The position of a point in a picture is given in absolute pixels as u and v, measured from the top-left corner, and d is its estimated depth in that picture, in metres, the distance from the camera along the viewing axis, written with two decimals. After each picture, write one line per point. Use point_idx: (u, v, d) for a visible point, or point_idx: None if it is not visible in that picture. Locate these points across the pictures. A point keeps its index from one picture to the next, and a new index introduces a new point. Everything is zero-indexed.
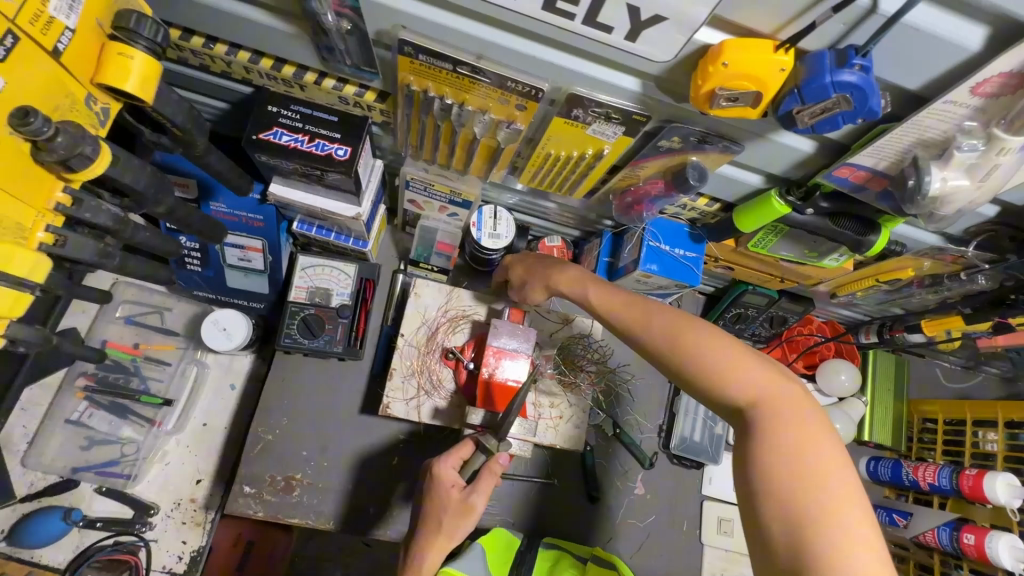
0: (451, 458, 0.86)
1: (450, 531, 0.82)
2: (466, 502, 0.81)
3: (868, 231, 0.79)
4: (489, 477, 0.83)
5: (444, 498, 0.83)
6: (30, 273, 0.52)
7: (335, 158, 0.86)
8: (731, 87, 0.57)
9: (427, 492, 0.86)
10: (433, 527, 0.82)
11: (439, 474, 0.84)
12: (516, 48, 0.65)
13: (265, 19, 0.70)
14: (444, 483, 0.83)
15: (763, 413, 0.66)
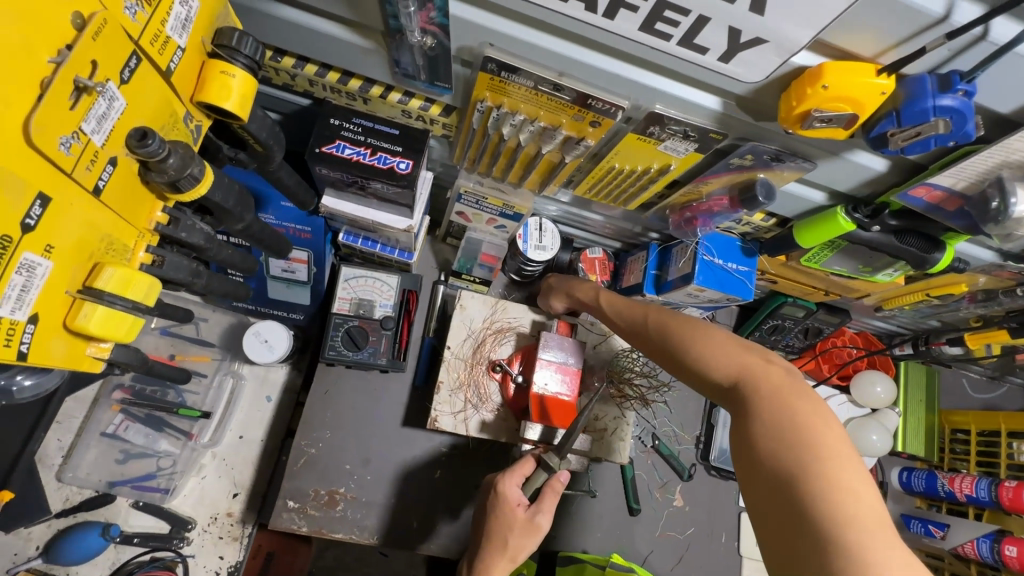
0: (513, 476, 0.84)
1: (516, 549, 0.80)
2: (529, 519, 0.80)
3: (933, 249, 0.80)
4: (552, 495, 0.83)
5: (508, 518, 0.81)
6: (146, 296, 0.51)
7: (397, 171, 0.85)
8: (826, 109, 0.58)
9: (489, 510, 0.84)
10: (499, 545, 0.80)
11: (503, 492, 0.82)
12: (601, 66, 0.65)
13: (344, 34, 0.69)
14: (508, 502, 0.82)
15: (778, 407, 0.68)
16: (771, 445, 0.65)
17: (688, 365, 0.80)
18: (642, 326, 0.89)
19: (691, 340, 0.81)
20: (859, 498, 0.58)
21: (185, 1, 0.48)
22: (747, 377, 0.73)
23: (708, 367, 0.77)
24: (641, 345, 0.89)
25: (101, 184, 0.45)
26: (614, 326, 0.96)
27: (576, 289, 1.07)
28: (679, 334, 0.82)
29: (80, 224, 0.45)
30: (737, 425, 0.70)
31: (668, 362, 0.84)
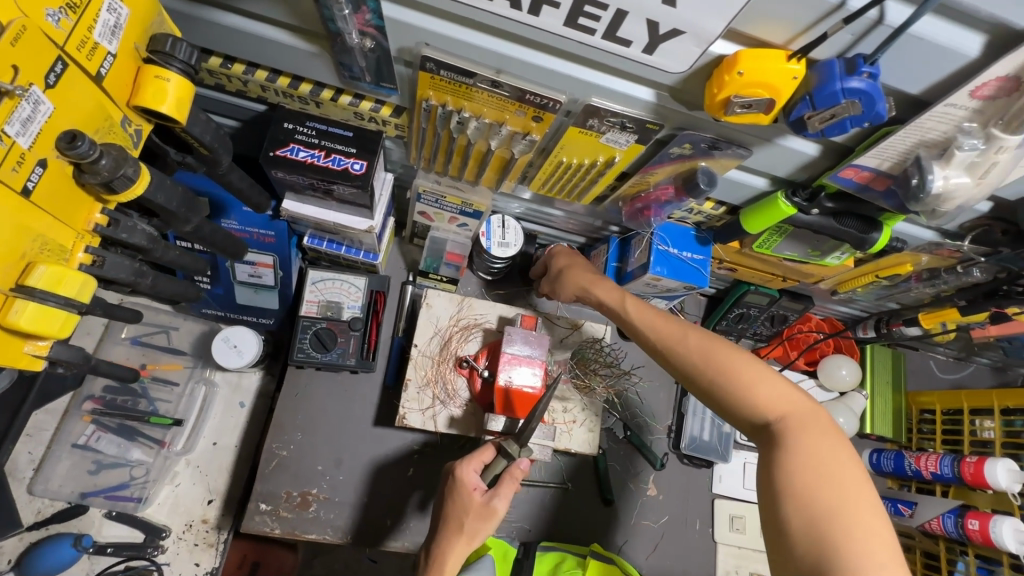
0: (473, 462, 0.86)
1: (472, 533, 0.82)
2: (488, 505, 0.81)
3: (871, 229, 0.83)
4: (511, 481, 0.84)
5: (465, 502, 0.83)
6: (81, 291, 0.53)
7: (351, 172, 0.87)
8: (745, 95, 0.60)
9: (447, 494, 0.85)
10: (455, 527, 0.82)
11: (461, 476, 0.84)
12: (535, 62, 0.68)
13: (286, 39, 0.71)
14: (466, 486, 0.83)
15: (814, 446, 0.73)
16: (813, 483, 0.70)
17: (728, 391, 0.81)
18: (677, 344, 0.87)
19: (734, 368, 0.82)
20: (881, 540, 0.66)
21: (114, 9, 0.50)
22: (787, 415, 0.77)
23: (750, 396, 0.80)
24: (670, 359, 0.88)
25: (31, 186, 0.47)
26: (637, 335, 0.93)
27: (591, 285, 1.01)
28: (722, 361, 0.83)
29: (11, 224, 0.47)
30: (777, 458, 0.74)
31: (702, 383, 0.84)
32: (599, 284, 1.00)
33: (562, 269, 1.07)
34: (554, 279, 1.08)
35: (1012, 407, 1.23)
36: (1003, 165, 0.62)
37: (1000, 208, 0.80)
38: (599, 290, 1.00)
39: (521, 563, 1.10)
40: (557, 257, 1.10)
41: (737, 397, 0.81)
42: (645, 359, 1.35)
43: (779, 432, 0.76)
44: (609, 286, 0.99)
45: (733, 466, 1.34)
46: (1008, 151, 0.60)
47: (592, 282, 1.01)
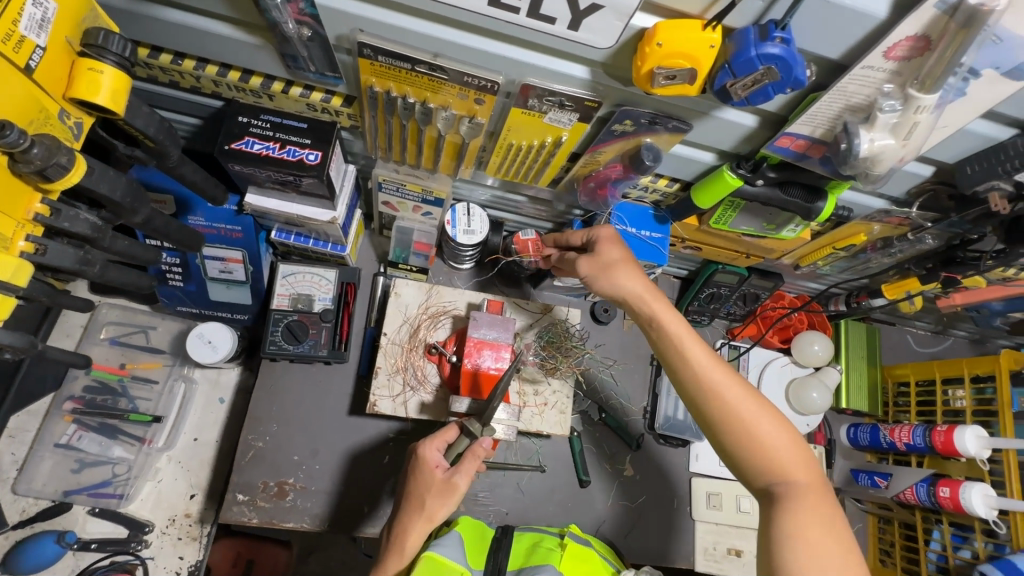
0: (436, 441, 0.88)
1: (433, 511, 0.85)
2: (449, 482, 0.84)
3: (816, 199, 0.84)
4: (473, 460, 0.86)
5: (427, 479, 0.85)
6: (13, 275, 0.56)
7: (307, 163, 0.89)
8: (667, 65, 0.62)
9: (411, 473, 0.88)
10: (416, 505, 0.85)
11: (423, 455, 0.87)
12: (467, 43, 0.70)
13: (228, 32, 0.73)
14: (427, 465, 0.86)
15: (823, 514, 0.70)
16: (825, 563, 0.66)
17: (750, 446, 0.75)
18: (719, 386, 0.78)
19: (764, 427, 0.75)
20: None
21: (39, 3, 0.52)
22: (800, 478, 0.73)
23: (773, 459, 0.74)
24: (704, 398, 0.78)
25: None
26: (672, 363, 0.82)
27: (635, 292, 0.87)
28: (756, 417, 0.76)
29: None
30: (787, 527, 0.69)
31: (724, 431, 0.77)
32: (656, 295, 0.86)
33: (612, 262, 0.90)
34: (597, 266, 0.91)
35: (982, 375, 1.23)
36: (924, 125, 0.63)
37: (942, 172, 0.81)
38: (646, 303, 0.86)
39: (498, 541, 1.00)
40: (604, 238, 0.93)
41: (757, 456, 0.75)
42: (614, 343, 1.37)
43: (791, 492, 0.72)
44: (661, 303, 0.85)
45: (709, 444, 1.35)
46: (926, 111, 0.61)
47: (646, 292, 0.86)
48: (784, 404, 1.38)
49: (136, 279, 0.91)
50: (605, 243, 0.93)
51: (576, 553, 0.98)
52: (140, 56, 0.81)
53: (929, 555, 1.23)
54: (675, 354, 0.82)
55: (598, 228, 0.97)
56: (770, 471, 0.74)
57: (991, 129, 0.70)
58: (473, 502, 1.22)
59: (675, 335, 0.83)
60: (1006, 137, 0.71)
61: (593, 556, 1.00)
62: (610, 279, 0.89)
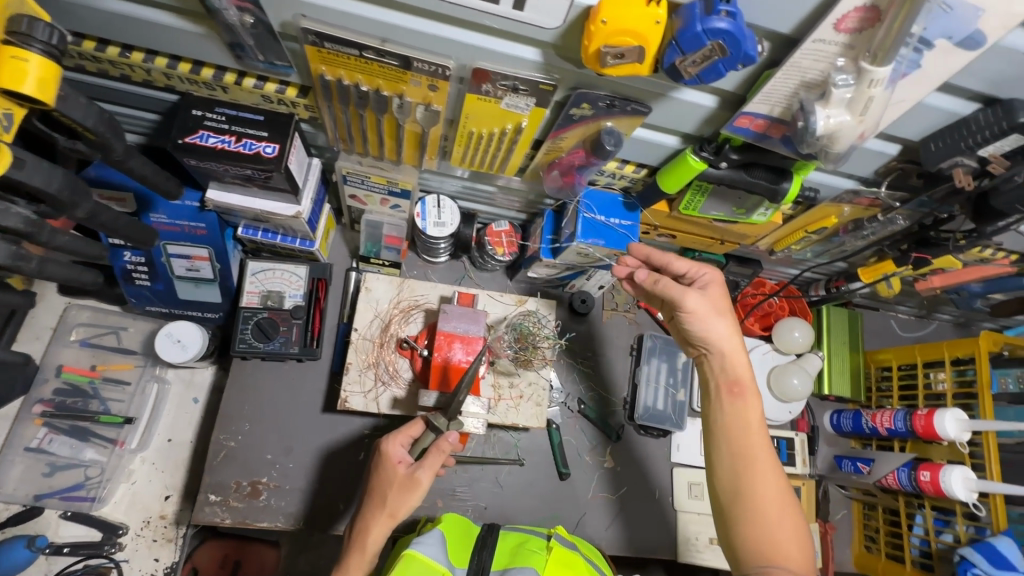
0: (400, 437, 0.89)
1: (396, 507, 0.85)
2: (411, 477, 0.85)
3: (782, 179, 0.82)
4: (436, 455, 0.86)
5: (390, 474, 0.86)
6: None
7: (264, 156, 0.87)
8: (614, 44, 0.60)
9: (375, 468, 0.89)
10: (378, 502, 0.86)
11: (386, 451, 0.88)
12: (414, 27, 0.68)
13: (171, 21, 0.71)
14: (390, 460, 0.87)
15: None
16: None
17: (757, 521, 0.80)
18: (762, 464, 0.83)
19: (780, 513, 0.80)
20: None
21: None
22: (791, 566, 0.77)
23: (772, 541, 0.79)
24: (742, 465, 0.84)
25: None
26: (724, 426, 0.86)
27: (729, 343, 0.88)
28: (770, 500, 0.81)
29: None
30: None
31: (738, 499, 0.82)
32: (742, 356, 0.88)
33: (722, 310, 0.89)
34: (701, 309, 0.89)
35: (962, 357, 1.22)
36: (878, 99, 0.61)
37: (908, 150, 0.79)
38: (735, 362, 0.88)
39: (483, 540, 0.96)
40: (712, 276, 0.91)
41: (758, 532, 0.80)
42: (593, 334, 1.36)
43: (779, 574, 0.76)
44: (745, 369, 0.88)
45: (690, 434, 1.34)
46: (880, 84, 0.59)
47: (737, 350, 0.88)
48: (765, 392, 1.37)
49: (74, 275, 0.90)
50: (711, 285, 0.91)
51: (562, 558, 0.95)
52: (86, 49, 0.79)
53: (913, 539, 1.22)
54: (732, 420, 0.86)
55: (706, 265, 0.93)
56: (765, 549, 0.79)
57: (952, 104, 0.69)
58: (450, 498, 1.19)
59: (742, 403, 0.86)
60: (969, 112, 0.70)
61: (580, 563, 0.96)
62: (707, 326, 0.88)
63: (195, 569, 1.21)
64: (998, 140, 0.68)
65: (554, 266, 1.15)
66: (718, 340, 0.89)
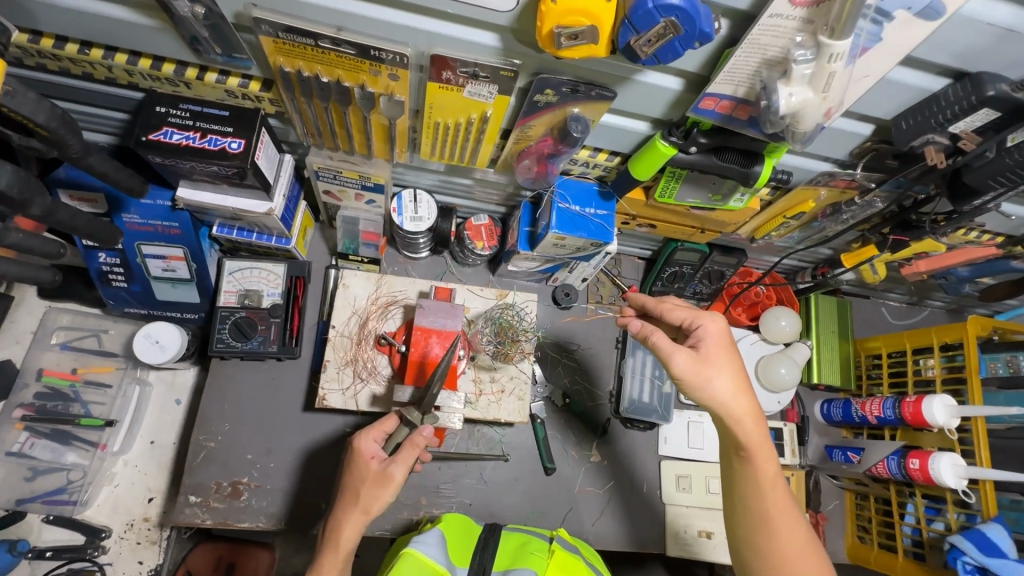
0: (373, 432, 0.89)
1: (369, 503, 0.84)
2: (384, 473, 0.84)
3: (752, 163, 0.81)
4: (411, 449, 0.85)
5: (363, 469, 0.86)
6: None
7: (229, 152, 0.86)
8: (567, 24, 0.58)
9: (348, 465, 0.88)
10: (351, 498, 0.85)
11: (358, 447, 0.87)
12: (368, 14, 0.67)
13: (124, 15, 0.71)
14: (363, 456, 0.86)
15: None
16: None
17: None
18: (781, 528, 0.80)
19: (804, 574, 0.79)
20: None
21: None
22: None
23: None
24: (762, 530, 0.81)
25: None
26: (740, 489, 0.83)
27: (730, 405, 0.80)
28: (795, 553, 0.79)
29: None
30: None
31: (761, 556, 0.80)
32: (747, 412, 0.81)
33: (719, 370, 0.80)
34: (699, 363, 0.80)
35: (951, 342, 1.20)
36: (839, 75, 0.60)
37: (881, 129, 0.78)
38: (741, 425, 0.80)
39: (484, 539, 0.94)
40: (710, 328, 0.83)
41: None
42: (578, 327, 1.34)
43: None
44: (753, 425, 0.81)
45: (678, 426, 1.32)
46: (840, 59, 0.58)
47: (742, 414, 0.80)
48: (753, 382, 1.35)
49: (31, 273, 0.90)
50: (710, 341, 0.82)
51: (563, 562, 0.92)
52: (45, 47, 0.78)
53: (904, 528, 1.20)
54: (746, 482, 0.82)
55: (703, 315, 0.85)
56: None
57: (920, 80, 0.67)
58: (434, 495, 1.18)
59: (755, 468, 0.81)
60: (938, 88, 0.68)
61: (582, 568, 0.92)
62: (708, 386, 0.79)
63: (189, 572, 1.19)
64: (968, 115, 0.66)
65: (533, 259, 1.14)
66: (718, 402, 0.80)
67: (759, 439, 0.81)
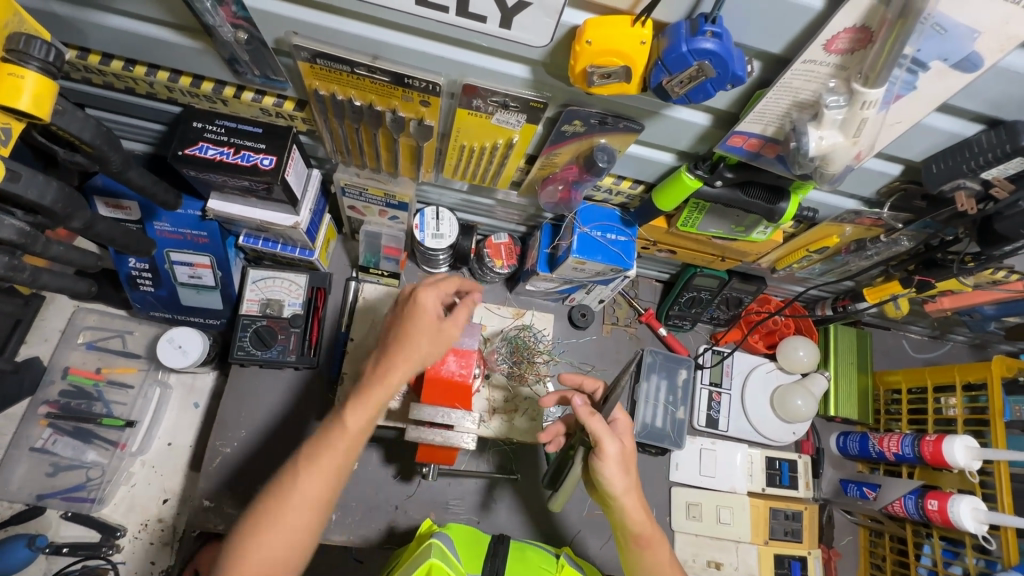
0: (435, 286, 0.85)
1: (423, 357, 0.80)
2: (444, 331, 0.82)
3: (778, 200, 0.81)
4: (466, 308, 0.86)
5: (422, 313, 0.81)
6: None
7: (261, 168, 0.88)
8: (600, 64, 0.59)
9: (402, 317, 0.82)
10: (404, 347, 0.79)
11: (423, 298, 0.82)
12: (403, 44, 0.68)
13: (169, 36, 0.73)
14: (426, 307, 0.82)
15: None
16: None
17: None
18: None
19: None
20: None
21: None
22: None
23: None
24: None
25: None
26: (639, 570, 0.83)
27: (631, 496, 0.81)
28: None
29: None
30: None
31: None
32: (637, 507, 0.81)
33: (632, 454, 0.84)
34: (624, 458, 0.81)
35: (974, 382, 1.18)
36: (872, 121, 0.60)
37: (910, 170, 0.78)
38: (634, 519, 0.81)
39: (495, 547, 0.95)
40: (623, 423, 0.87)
41: None
42: (593, 349, 1.34)
43: None
44: (643, 513, 0.82)
45: (689, 453, 1.30)
46: (873, 106, 0.58)
47: (638, 506, 0.81)
48: (769, 412, 1.33)
49: (73, 280, 0.93)
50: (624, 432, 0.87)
51: None
52: (91, 63, 0.81)
53: (920, 570, 1.17)
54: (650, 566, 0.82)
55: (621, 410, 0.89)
56: None
57: (953, 125, 0.67)
58: (444, 511, 1.18)
59: (656, 549, 0.82)
60: (972, 134, 0.68)
61: None
62: (623, 476, 0.80)
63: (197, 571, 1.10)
64: (1000, 163, 0.66)
65: (551, 280, 1.14)
66: (622, 495, 0.80)
67: (653, 527, 0.82)
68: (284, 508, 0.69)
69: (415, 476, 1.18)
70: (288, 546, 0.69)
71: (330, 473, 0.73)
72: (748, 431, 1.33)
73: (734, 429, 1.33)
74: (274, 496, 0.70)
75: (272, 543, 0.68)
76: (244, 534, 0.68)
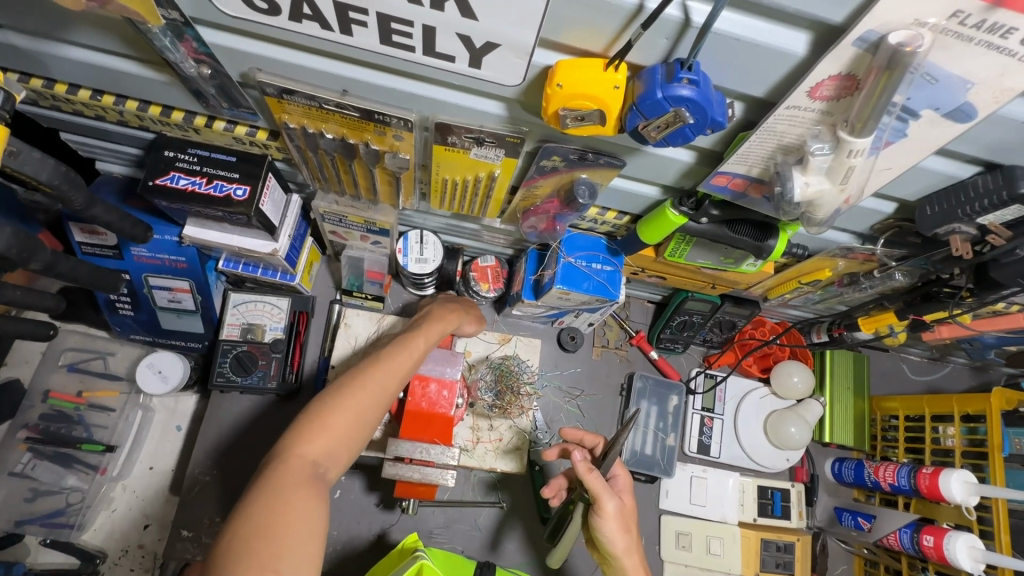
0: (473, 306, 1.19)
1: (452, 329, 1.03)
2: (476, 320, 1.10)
3: (766, 236, 0.79)
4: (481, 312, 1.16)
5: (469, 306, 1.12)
6: None
7: (234, 199, 0.85)
8: (573, 108, 0.56)
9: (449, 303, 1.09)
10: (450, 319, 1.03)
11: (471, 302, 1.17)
12: (372, 80, 0.66)
13: (132, 68, 0.71)
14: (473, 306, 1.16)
15: None
16: None
17: None
18: None
19: None
20: None
21: None
22: None
23: None
24: None
25: None
26: None
27: (631, 554, 0.80)
28: None
29: None
30: None
31: None
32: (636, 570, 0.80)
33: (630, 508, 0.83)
34: (625, 515, 0.80)
35: (973, 413, 1.14)
36: (859, 169, 0.57)
37: (904, 209, 0.75)
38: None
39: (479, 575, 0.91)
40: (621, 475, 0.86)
41: None
42: (582, 375, 1.31)
43: None
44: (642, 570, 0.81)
45: (680, 481, 1.27)
46: (860, 155, 0.55)
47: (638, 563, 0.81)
48: (762, 438, 1.30)
49: None
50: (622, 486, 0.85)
51: None
52: (58, 92, 0.79)
53: None
54: None
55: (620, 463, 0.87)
56: None
57: (947, 167, 0.64)
58: (427, 539, 1.17)
59: None
60: (967, 176, 0.64)
61: None
62: (621, 533, 0.79)
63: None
64: (996, 210, 0.63)
65: (538, 306, 1.11)
66: (623, 553, 0.80)
67: None
68: (367, 384, 0.82)
69: (397, 505, 1.16)
70: (357, 429, 0.78)
71: (397, 379, 0.85)
72: (740, 457, 1.30)
73: (726, 456, 1.30)
74: (356, 376, 0.83)
75: (349, 410, 0.78)
76: (330, 396, 0.79)
